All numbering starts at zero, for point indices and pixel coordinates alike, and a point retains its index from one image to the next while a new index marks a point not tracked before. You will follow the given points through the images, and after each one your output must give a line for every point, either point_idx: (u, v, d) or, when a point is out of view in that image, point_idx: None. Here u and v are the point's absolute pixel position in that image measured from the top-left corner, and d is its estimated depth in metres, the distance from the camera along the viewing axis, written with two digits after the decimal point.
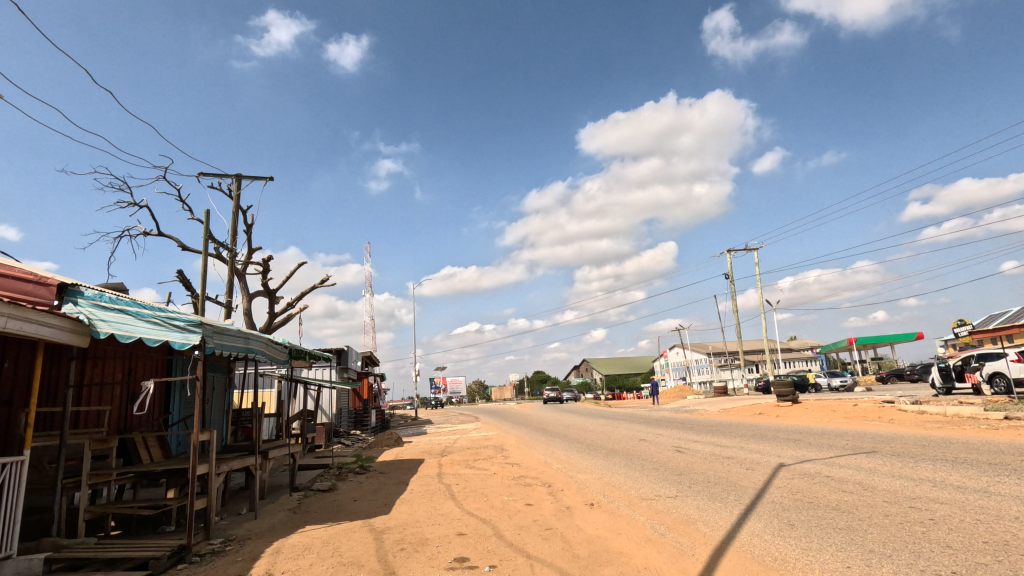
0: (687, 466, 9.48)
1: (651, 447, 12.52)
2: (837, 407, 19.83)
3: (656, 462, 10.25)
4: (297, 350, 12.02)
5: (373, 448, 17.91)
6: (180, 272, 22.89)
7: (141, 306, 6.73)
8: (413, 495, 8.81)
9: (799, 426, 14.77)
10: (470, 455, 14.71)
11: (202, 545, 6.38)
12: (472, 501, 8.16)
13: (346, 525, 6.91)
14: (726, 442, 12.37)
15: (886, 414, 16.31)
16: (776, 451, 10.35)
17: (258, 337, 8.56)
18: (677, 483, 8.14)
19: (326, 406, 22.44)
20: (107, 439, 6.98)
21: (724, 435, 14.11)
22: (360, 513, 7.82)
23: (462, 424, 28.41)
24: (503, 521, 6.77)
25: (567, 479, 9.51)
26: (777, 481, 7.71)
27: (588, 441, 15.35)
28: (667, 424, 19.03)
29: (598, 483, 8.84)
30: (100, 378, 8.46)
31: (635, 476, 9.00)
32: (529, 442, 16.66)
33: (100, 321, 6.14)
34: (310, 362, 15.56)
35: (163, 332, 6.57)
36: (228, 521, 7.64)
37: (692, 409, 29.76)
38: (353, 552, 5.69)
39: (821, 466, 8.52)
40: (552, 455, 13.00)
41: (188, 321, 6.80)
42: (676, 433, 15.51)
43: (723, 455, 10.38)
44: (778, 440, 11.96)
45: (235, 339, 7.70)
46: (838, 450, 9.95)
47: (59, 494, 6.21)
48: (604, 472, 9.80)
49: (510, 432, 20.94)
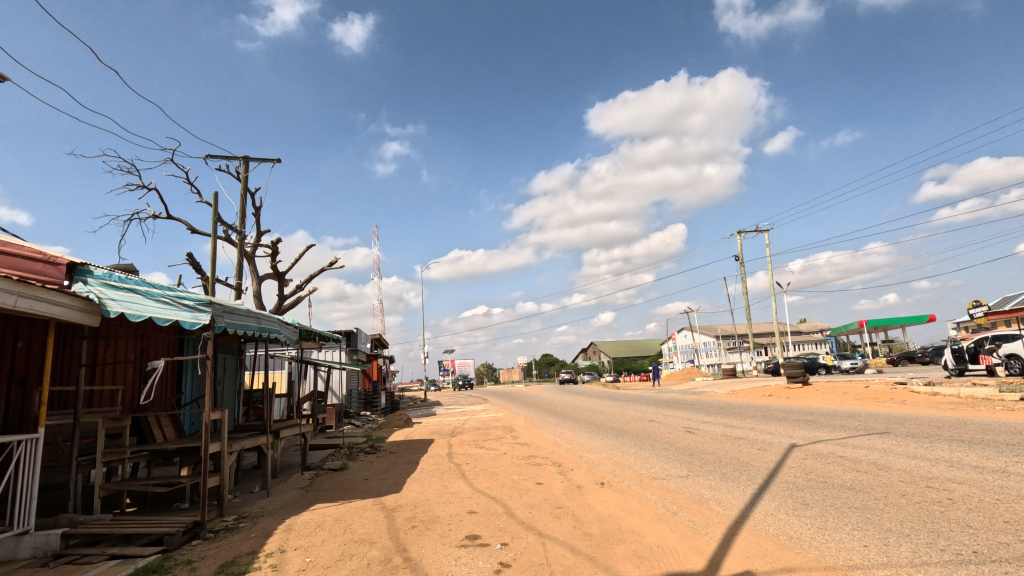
0: (698, 447, 9.44)
1: (661, 428, 12.50)
2: (849, 389, 19.65)
3: (666, 443, 10.22)
4: (307, 330, 12.05)
5: (383, 429, 18.04)
6: (189, 254, 23.01)
7: (152, 286, 6.69)
8: (424, 474, 8.85)
9: (810, 407, 14.69)
10: (480, 435, 14.78)
11: (216, 522, 6.43)
12: (482, 480, 8.19)
13: (358, 503, 6.93)
14: (736, 423, 12.30)
15: (898, 395, 16.16)
16: (788, 432, 10.26)
17: (269, 317, 8.54)
18: (688, 463, 8.12)
19: (336, 387, 22.65)
20: (120, 418, 7.04)
21: (734, 415, 14.05)
22: (371, 491, 7.88)
23: (471, 405, 28.61)
24: (514, 500, 6.77)
25: (577, 459, 9.51)
26: (791, 460, 7.65)
27: (597, 422, 15.34)
28: (676, 405, 18.99)
29: (609, 462, 8.83)
30: (114, 356, 8.53)
31: (646, 456, 8.98)
32: (538, 423, 16.72)
33: (109, 300, 6.15)
34: (320, 344, 15.61)
35: (172, 311, 6.48)
36: (241, 499, 7.70)
37: (702, 390, 29.76)
38: (365, 529, 5.71)
39: (835, 446, 8.42)
40: (562, 435, 13.02)
41: (197, 300, 6.66)
42: (686, 413, 15.47)
43: (735, 435, 10.30)
44: (789, 421, 11.88)
45: (246, 318, 7.66)
46: (851, 430, 9.84)
47: (74, 471, 6.28)
48: (614, 452, 9.79)
49: (520, 413, 21.03)
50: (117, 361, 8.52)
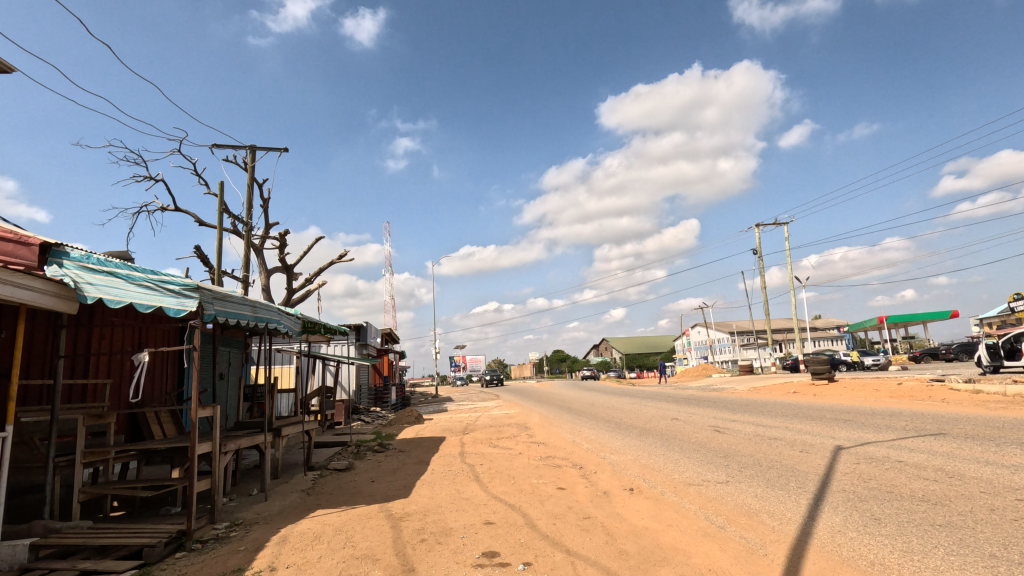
0: (732, 448, 8.67)
1: (687, 427, 11.72)
2: (880, 386, 18.67)
3: (695, 443, 9.46)
4: (311, 321, 11.43)
5: (394, 426, 17.42)
6: (196, 247, 22.55)
7: (135, 269, 6.04)
8: (434, 477, 8.18)
9: (844, 406, 13.77)
10: (493, 433, 14.10)
11: (205, 530, 5.83)
12: (498, 483, 7.50)
13: (363, 510, 6.29)
14: (768, 422, 11.49)
15: (937, 393, 15.19)
16: (828, 432, 9.44)
17: (267, 306, 7.88)
18: (725, 467, 7.35)
19: (345, 382, 22.10)
20: (104, 414, 6.44)
21: (762, 414, 13.23)
22: (377, 495, 7.22)
23: (483, 401, 28.00)
24: (534, 508, 6.08)
25: (600, 461, 8.79)
26: (842, 465, 6.85)
27: (616, 420, 14.59)
28: (698, 403, 18.16)
29: (636, 465, 8.09)
30: (108, 346, 8.00)
31: (675, 459, 8.24)
32: (554, 420, 15.98)
33: (85, 284, 5.53)
34: (327, 337, 15.02)
35: (156, 297, 5.81)
36: (236, 503, 7.08)
37: (722, 387, 28.73)
38: (368, 543, 5.04)
39: (889, 449, 7.60)
40: (580, 434, 12.28)
41: (183, 285, 5.97)
42: (710, 411, 14.67)
43: (769, 436, 9.51)
44: (827, 420, 11.04)
45: (240, 306, 7.02)
46: (901, 431, 9.00)
47: (50, 473, 5.68)
48: (640, 453, 9.04)
49: (534, 410, 20.29)
50: (110, 351, 7.99)
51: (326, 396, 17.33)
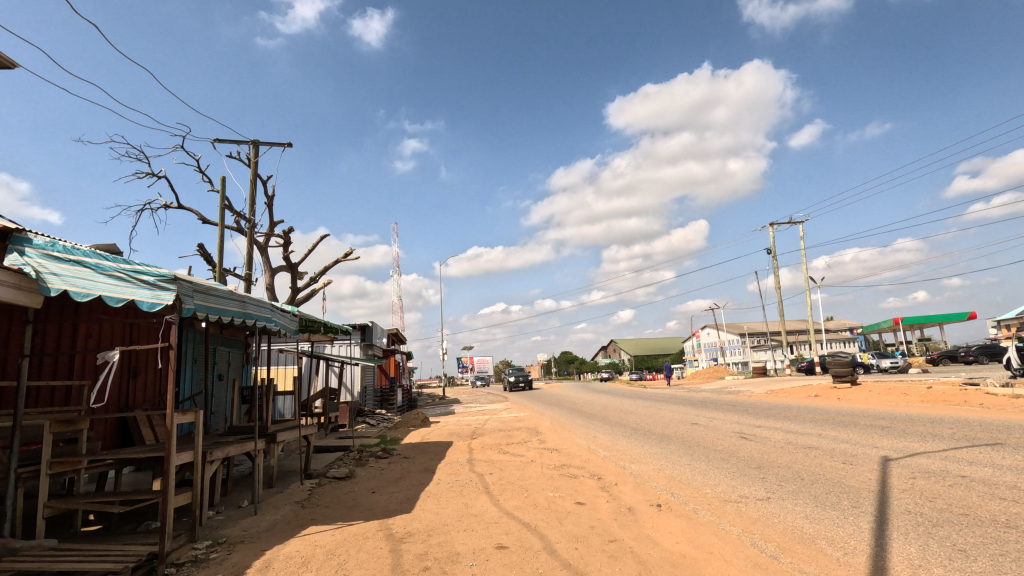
0: (765, 458, 7.93)
1: (711, 433, 10.99)
2: (908, 390, 17.76)
3: (723, 452, 8.73)
4: (310, 320, 10.82)
5: (398, 429, 16.76)
6: (200, 245, 22.06)
7: (106, 257, 5.36)
8: (440, 488, 7.51)
9: (875, 411, 12.95)
10: (503, 438, 13.42)
11: (184, 551, 5.20)
12: (510, 497, 6.83)
13: (360, 527, 5.63)
14: (797, 428, 10.73)
15: (972, 397, 14.33)
16: (868, 441, 8.65)
17: (257, 301, 7.22)
18: (762, 480, 6.63)
19: (350, 384, 21.52)
20: (74, 420, 5.83)
21: (788, 420, 12.42)
22: (377, 509, 6.56)
23: (491, 404, 27.29)
24: (552, 528, 5.40)
25: (620, 472, 8.08)
26: (897, 480, 6.10)
27: (632, 425, 13.87)
28: (717, 407, 17.35)
29: (661, 477, 7.39)
30: (90, 344, 7.51)
31: (703, 470, 7.52)
32: (566, 424, 15.27)
33: (48, 276, 4.91)
34: (330, 337, 14.44)
35: (128, 288, 5.17)
36: (223, 517, 6.46)
37: (738, 389, 27.82)
38: (363, 571, 4.38)
39: (944, 460, 6.86)
40: (595, 440, 11.56)
41: (159, 274, 5.29)
42: (731, 416, 13.90)
43: (804, 444, 8.76)
44: (863, 427, 10.24)
45: (226, 300, 6.37)
46: (950, 440, 8.20)
47: (10, 486, 5.06)
48: (664, 463, 8.31)
49: (545, 413, 19.55)
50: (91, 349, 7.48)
51: (329, 399, 16.75)
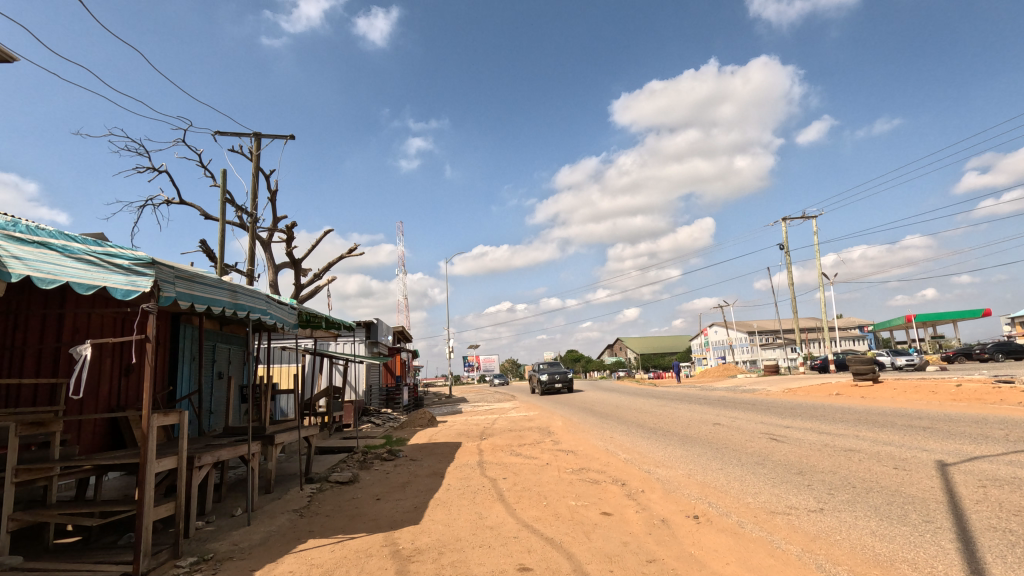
0: (804, 463, 7.26)
1: (736, 434, 10.34)
2: (935, 387, 17.02)
3: (755, 455, 8.07)
4: (311, 314, 10.25)
5: (404, 429, 16.17)
6: (201, 240, 21.58)
7: (74, 239, 4.77)
8: (451, 495, 6.89)
9: (908, 410, 12.25)
10: (514, 439, 12.82)
11: (165, 570, 4.63)
12: (528, 505, 6.22)
13: (364, 542, 5.03)
14: (830, 429, 10.01)
15: (1008, 395, 13.60)
16: (914, 444, 7.95)
17: (251, 292, 6.63)
18: (807, 487, 5.98)
19: (355, 382, 20.95)
20: (45, 422, 5.24)
21: (816, 420, 11.72)
22: (382, 520, 5.94)
23: (499, 403, 26.69)
24: (578, 545, 4.78)
25: (644, 477, 7.44)
26: (965, 489, 5.42)
27: (649, 424, 13.22)
28: (735, 406, 16.66)
29: (692, 484, 6.74)
30: (77, 338, 6.98)
31: (739, 476, 6.86)
32: (578, 424, 14.65)
33: (9, 258, 4.25)
34: (334, 333, 13.89)
35: (99, 273, 4.56)
36: (212, 529, 5.86)
37: (752, 388, 27.08)
38: None
39: (1009, 465, 6.18)
40: (613, 441, 10.88)
41: (135, 257, 4.69)
42: (754, 415, 13.25)
43: (843, 447, 8.10)
44: (902, 428, 9.56)
45: (214, 290, 5.78)
46: (1006, 442, 7.52)
47: None
48: (692, 468, 7.66)
49: (555, 412, 18.91)
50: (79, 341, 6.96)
51: (333, 397, 16.22)
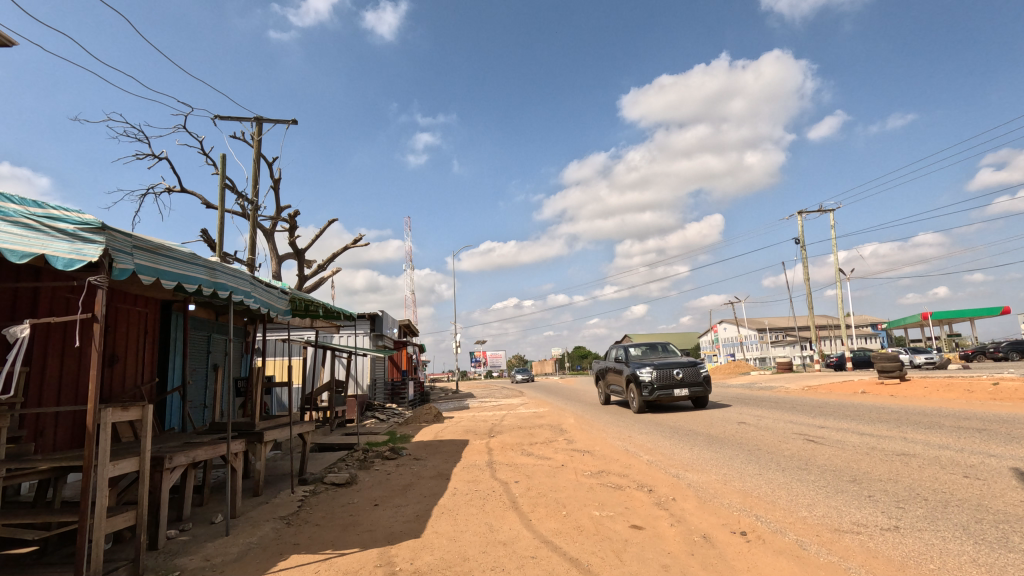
0: (856, 469, 6.42)
1: (767, 434, 9.50)
2: (971, 386, 15.99)
3: (797, 460, 7.21)
4: (306, 301, 9.50)
5: (409, 426, 15.50)
6: (203, 230, 20.89)
7: (11, 200, 4.06)
8: (458, 501, 6.12)
9: (952, 410, 11.30)
10: (525, 437, 12.07)
11: None
12: (545, 515, 5.43)
13: (354, 562, 4.26)
14: (873, 430, 9.12)
15: None
16: (978, 448, 7.05)
17: (231, 271, 5.89)
18: (870, 500, 5.15)
19: (359, 377, 20.31)
20: None
21: (851, 420, 10.82)
22: (379, 531, 5.19)
23: (507, 399, 25.99)
24: (607, 570, 3.98)
25: (674, 483, 6.62)
26: None
27: (667, 423, 12.41)
28: (756, 404, 15.77)
29: (731, 492, 5.92)
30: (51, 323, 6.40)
31: (784, 483, 6.04)
32: (591, 422, 13.87)
33: None
34: (336, 324, 13.22)
35: (37, 238, 3.83)
36: (183, 540, 5.11)
37: (769, 385, 26.06)
38: None
39: None
40: (632, 441, 10.06)
41: (80, 220, 3.94)
42: (782, 414, 12.36)
43: (897, 451, 7.23)
44: (953, 430, 8.64)
45: (187, 266, 5.04)
46: None
47: None
48: (728, 473, 6.82)
49: (566, 409, 18.13)
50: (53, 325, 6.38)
51: (335, 391, 15.56)
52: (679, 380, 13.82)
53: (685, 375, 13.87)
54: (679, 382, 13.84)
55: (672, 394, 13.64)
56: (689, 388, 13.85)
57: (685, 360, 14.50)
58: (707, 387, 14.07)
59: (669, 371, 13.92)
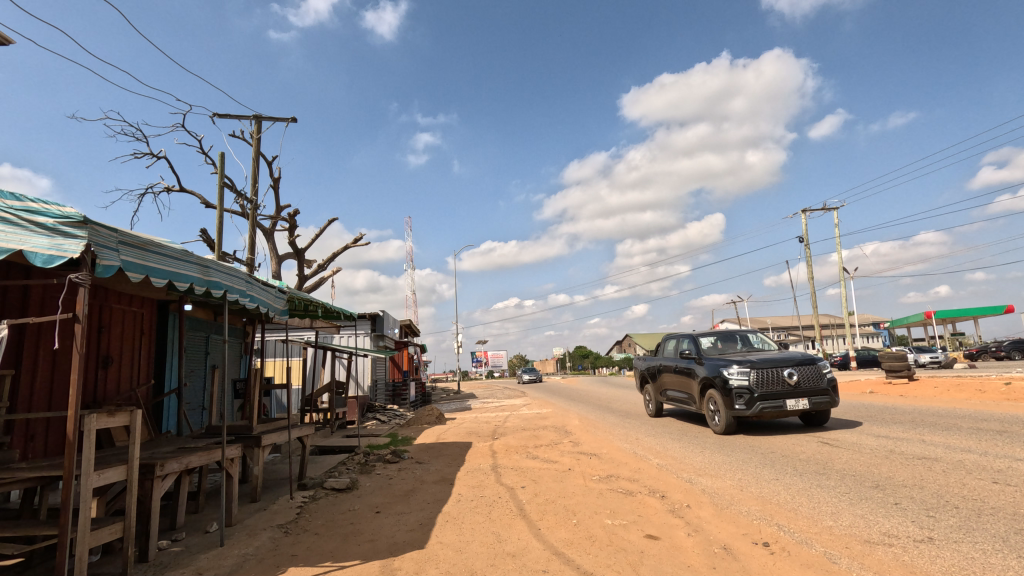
0: (878, 474, 6.15)
1: (779, 437, 9.22)
2: (983, 386, 15.67)
3: (814, 464, 6.94)
4: (306, 301, 9.25)
5: (411, 427, 15.27)
6: (202, 229, 20.67)
7: None
8: (463, 508, 5.88)
9: (967, 411, 10.99)
10: (529, 439, 11.81)
11: None
12: (555, 525, 5.17)
13: None
14: (889, 433, 8.83)
15: None
16: (1003, 452, 6.77)
17: (226, 269, 5.65)
18: (898, 509, 4.88)
19: (359, 377, 20.08)
20: None
21: (864, 421, 10.52)
22: (381, 541, 4.94)
23: (509, 399, 25.73)
24: None
25: (687, 489, 6.35)
26: None
27: (674, 424, 12.15)
28: None
29: (749, 499, 5.66)
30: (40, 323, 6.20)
31: (803, 489, 5.78)
32: (596, 423, 13.60)
33: None
34: (336, 325, 12.98)
35: (15, 233, 3.59)
36: (174, 553, 4.84)
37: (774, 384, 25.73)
38: None
39: None
40: (641, 444, 9.78)
41: (61, 213, 3.69)
42: None
43: (918, 454, 6.95)
44: (973, 432, 8.36)
45: (179, 263, 4.80)
46: None
47: None
48: (743, 478, 6.55)
49: (569, 410, 17.88)
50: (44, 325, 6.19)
51: (336, 393, 15.33)
52: (790, 383, 9.45)
53: (802, 379, 9.40)
54: (792, 390, 9.36)
55: (782, 407, 9.27)
56: (810, 400, 9.26)
57: (797, 356, 9.82)
58: (835, 398, 9.51)
59: (778, 373, 9.43)
